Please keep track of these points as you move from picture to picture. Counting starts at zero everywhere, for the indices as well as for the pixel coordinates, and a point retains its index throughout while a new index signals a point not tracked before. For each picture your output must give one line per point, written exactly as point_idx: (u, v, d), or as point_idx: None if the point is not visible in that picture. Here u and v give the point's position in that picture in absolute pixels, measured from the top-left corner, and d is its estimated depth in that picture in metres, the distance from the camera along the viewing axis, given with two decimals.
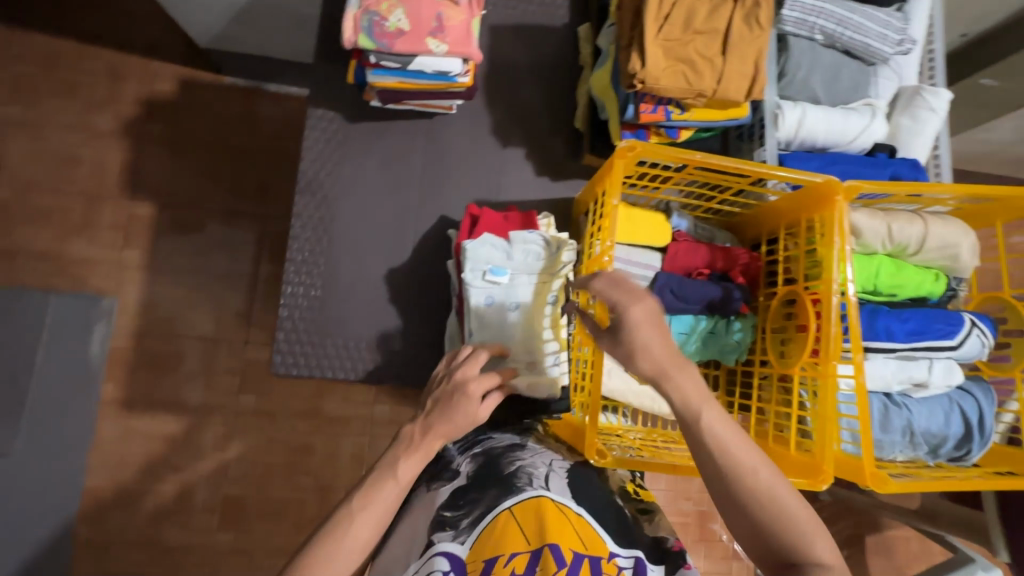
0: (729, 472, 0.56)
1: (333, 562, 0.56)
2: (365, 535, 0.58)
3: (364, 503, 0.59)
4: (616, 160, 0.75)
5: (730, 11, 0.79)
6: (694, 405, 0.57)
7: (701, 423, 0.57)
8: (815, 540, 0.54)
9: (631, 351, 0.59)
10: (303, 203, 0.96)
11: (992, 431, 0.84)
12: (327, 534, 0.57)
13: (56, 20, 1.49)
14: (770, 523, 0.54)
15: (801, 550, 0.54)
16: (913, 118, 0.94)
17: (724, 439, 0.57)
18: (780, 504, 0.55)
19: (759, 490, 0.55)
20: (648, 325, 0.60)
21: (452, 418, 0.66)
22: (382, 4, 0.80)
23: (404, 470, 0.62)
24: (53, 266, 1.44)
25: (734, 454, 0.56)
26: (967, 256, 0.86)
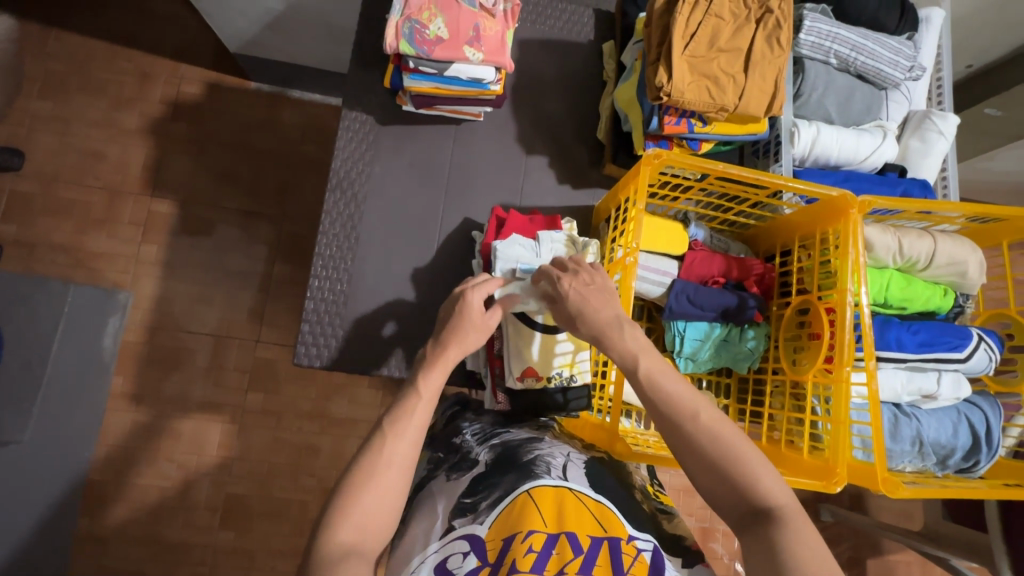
0: (678, 422, 0.60)
1: (378, 475, 0.60)
2: (402, 449, 0.62)
3: (396, 420, 0.64)
4: (642, 167, 0.79)
5: (752, 32, 0.83)
6: (637, 352, 0.64)
7: (640, 373, 0.63)
8: (762, 475, 0.57)
9: (581, 311, 0.69)
10: (333, 200, 0.99)
11: (999, 443, 0.86)
12: (367, 456, 0.61)
13: (91, 22, 1.54)
14: (717, 461, 0.58)
15: (749, 486, 0.57)
16: (922, 140, 0.98)
17: (666, 387, 0.62)
18: (723, 441, 0.58)
19: (705, 438, 0.59)
20: (590, 294, 0.70)
21: (460, 330, 0.73)
22: (424, 13, 0.84)
23: (426, 385, 0.68)
24: (71, 258, 1.47)
25: (676, 398, 0.62)
26: (974, 272, 0.89)
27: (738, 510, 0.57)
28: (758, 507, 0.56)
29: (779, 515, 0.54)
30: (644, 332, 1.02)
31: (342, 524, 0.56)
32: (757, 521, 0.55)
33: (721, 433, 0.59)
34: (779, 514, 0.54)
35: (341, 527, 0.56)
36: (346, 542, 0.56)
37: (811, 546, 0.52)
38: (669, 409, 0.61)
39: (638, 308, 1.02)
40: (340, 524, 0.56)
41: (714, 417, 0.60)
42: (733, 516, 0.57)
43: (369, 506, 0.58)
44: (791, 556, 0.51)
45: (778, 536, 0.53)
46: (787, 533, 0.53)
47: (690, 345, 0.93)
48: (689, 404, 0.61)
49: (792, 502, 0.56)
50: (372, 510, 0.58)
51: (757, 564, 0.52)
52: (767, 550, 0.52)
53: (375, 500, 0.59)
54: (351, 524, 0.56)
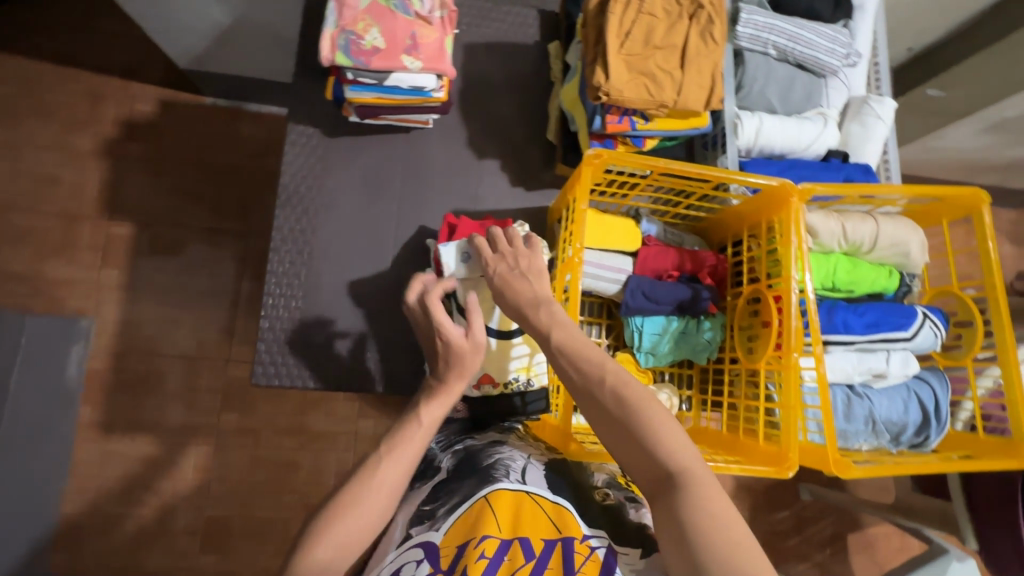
0: (586, 389, 0.62)
1: (362, 500, 0.59)
2: (392, 478, 0.61)
3: (393, 446, 0.64)
4: (583, 167, 0.79)
5: (685, 28, 0.84)
6: (547, 324, 0.66)
7: (552, 344, 0.65)
8: (667, 439, 0.58)
9: (503, 293, 0.72)
10: (284, 215, 0.98)
11: (948, 417, 0.88)
12: (356, 479, 0.61)
13: (36, 44, 1.50)
14: (624, 426, 0.59)
15: (655, 450, 0.57)
16: (862, 125, 1.00)
17: (577, 355, 0.63)
18: (627, 406, 0.59)
19: (610, 406, 0.60)
20: (513, 278, 0.73)
21: (450, 359, 0.72)
22: (358, 23, 0.84)
23: (426, 413, 0.68)
24: (31, 287, 1.43)
25: (585, 365, 0.63)
26: (916, 252, 0.91)
27: (648, 475, 0.57)
28: (663, 474, 0.56)
29: (682, 479, 0.55)
30: (604, 328, 1.02)
31: (319, 541, 0.56)
32: (665, 487, 0.56)
33: (628, 397, 0.60)
34: (682, 476, 0.55)
35: (319, 544, 0.56)
36: (322, 559, 0.56)
37: (709, 509, 0.53)
38: (579, 378, 0.62)
39: (594, 305, 1.02)
40: (319, 541, 0.56)
41: (620, 382, 0.61)
42: (643, 480, 0.58)
43: (351, 527, 0.58)
44: (690, 522, 0.52)
45: (679, 503, 0.54)
46: (686, 500, 0.53)
47: (648, 339, 0.94)
48: (597, 370, 0.62)
49: (697, 462, 0.57)
50: (353, 532, 0.58)
51: (665, 530, 0.54)
52: (671, 518, 0.53)
53: (357, 521, 0.58)
54: (327, 542, 0.56)
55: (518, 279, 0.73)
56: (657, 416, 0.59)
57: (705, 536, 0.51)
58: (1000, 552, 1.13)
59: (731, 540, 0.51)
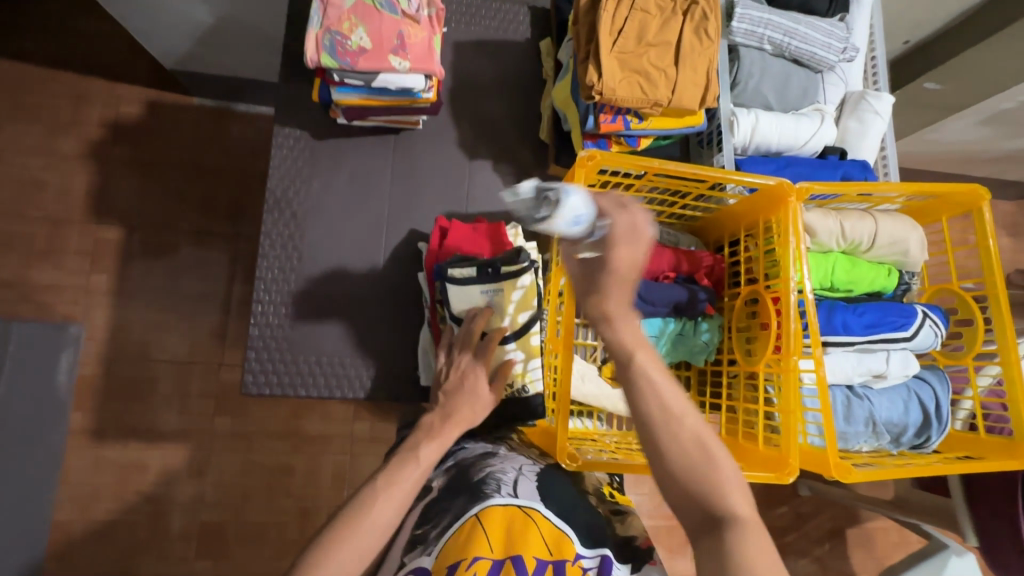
0: (660, 418, 0.56)
1: (357, 537, 0.57)
2: (386, 517, 0.59)
3: (389, 482, 0.62)
4: (576, 169, 0.77)
5: (679, 25, 0.82)
6: (633, 343, 0.58)
7: (636, 365, 0.57)
8: (732, 492, 0.54)
9: (596, 288, 0.59)
10: (272, 220, 0.96)
11: (949, 417, 0.87)
12: (350, 513, 0.59)
13: (18, 45, 1.47)
14: (696, 468, 0.54)
15: (720, 500, 0.53)
16: (860, 121, 0.98)
17: (660, 383, 0.57)
18: (702, 447, 0.55)
19: (682, 441, 0.55)
20: (617, 275, 0.58)
21: (466, 405, 0.74)
22: (344, 23, 0.81)
23: (425, 453, 0.67)
24: (18, 293, 1.41)
25: (665, 398, 0.57)
26: (916, 250, 0.90)
27: (704, 521, 0.53)
28: (720, 521, 0.52)
29: (743, 531, 0.51)
30: None
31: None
32: (718, 536, 0.51)
33: (708, 445, 0.55)
34: (741, 533, 0.51)
35: None
36: None
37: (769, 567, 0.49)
38: (658, 409, 0.56)
39: None
40: None
41: (698, 424, 0.56)
42: (695, 523, 0.54)
43: (345, 561, 0.56)
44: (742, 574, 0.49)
45: (736, 555, 0.50)
46: (746, 553, 0.50)
47: (645, 342, 0.92)
48: (677, 403, 0.57)
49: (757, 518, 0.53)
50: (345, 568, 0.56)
51: None
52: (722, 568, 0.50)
53: (350, 557, 0.56)
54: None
55: (612, 277, 0.58)
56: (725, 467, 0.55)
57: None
58: (998, 547, 1.13)
59: None
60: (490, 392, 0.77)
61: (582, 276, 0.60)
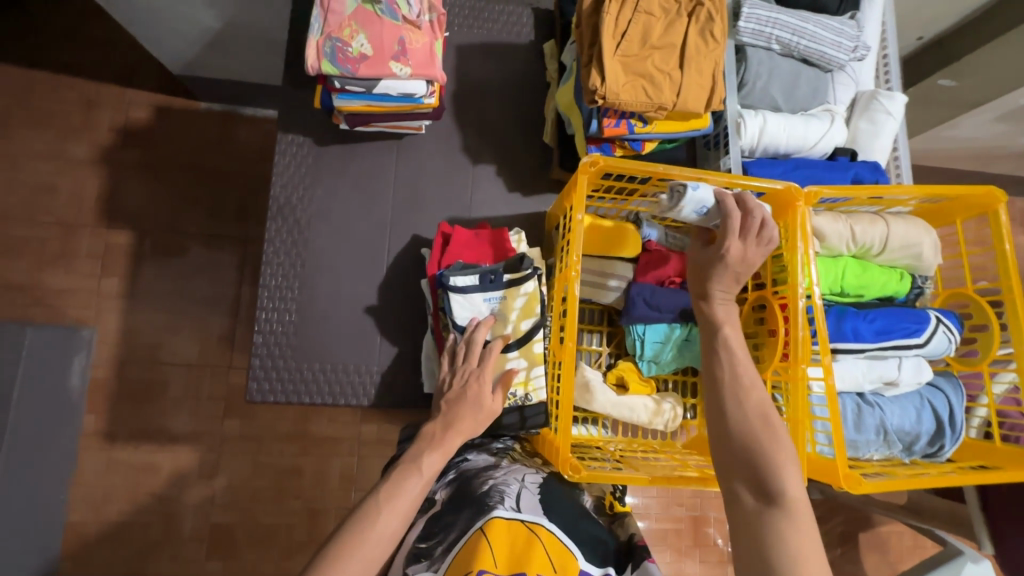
0: (733, 387, 0.67)
1: (360, 551, 0.57)
2: (391, 528, 0.60)
3: (391, 495, 0.62)
4: (579, 175, 0.76)
5: (684, 27, 0.80)
6: (724, 322, 0.72)
7: (720, 340, 0.71)
8: (784, 467, 0.59)
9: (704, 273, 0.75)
10: (276, 227, 0.96)
11: (963, 425, 0.85)
12: (353, 526, 0.59)
13: (29, 52, 1.49)
14: (751, 433, 0.63)
15: (770, 468, 0.60)
16: (871, 121, 0.96)
17: (738, 359, 0.69)
18: (767, 420, 0.64)
19: (748, 411, 0.65)
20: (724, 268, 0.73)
21: (467, 414, 0.73)
22: (344, 30, 0.81)
23: (427, 463, 0.67)
24: (32, 297, 1.43)
25: (740, 371, 0.68)
26: (929, 254, 0.87)
27: (748, 480, 0.60)
28: (767, 490, 0.59)
29: (786, 501, 0.57)
30: (605, 336, 1.00)
31: None
32: (763, 503, 0.58)
33: (771, 421, 0.63)
34: (784, 501, 0.57)
35: None
36: None
37: (802, 542, 0.55)
38: (731, 377, 0.68)
39: (593, 313, 0.99)
40: None
41: (763, 400, 0.65)
42: (746, 488, 0.60)
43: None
44: (774, 540, 0.55)
45: (774, 521, 0.56)
46: (785, 521, 0.56)
47: (650, 348, 0.91)
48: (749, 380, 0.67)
49: (802, 497, 0.58)
50: None
51: (747, 542, 0.57)
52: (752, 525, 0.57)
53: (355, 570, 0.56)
54: None
55: (724, 270, 0.73)
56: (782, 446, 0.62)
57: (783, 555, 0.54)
58: (1015, 555, 1.10)
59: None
60: (492, 401, 0.76)
61: (700, 266, 0.76)
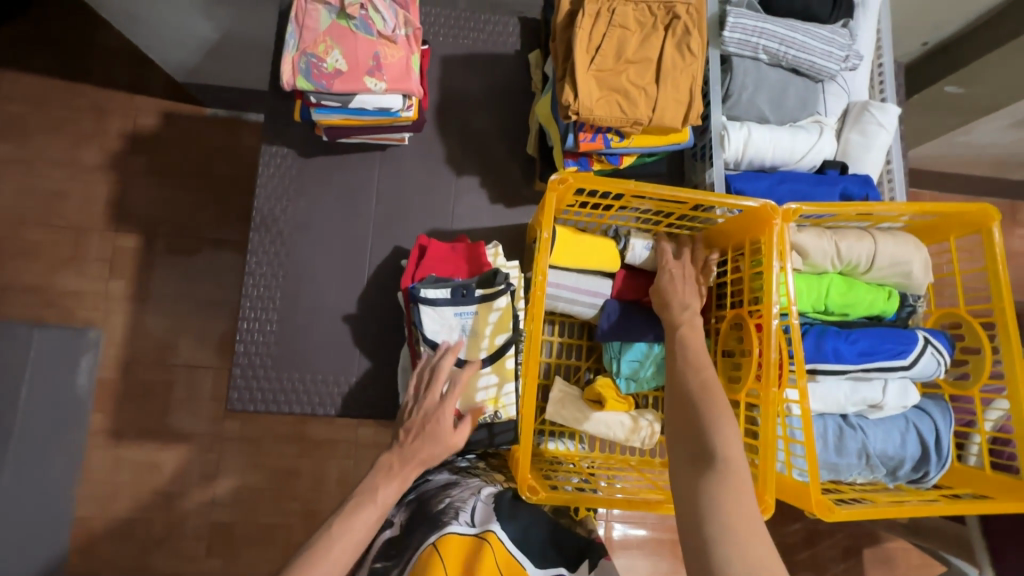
0: (682, 367, 0.70)
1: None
2: (343, 558, 0.60)
3: (343, 529, 0.62)
4: (548, 193, 0.75)
5: (661, 40, 0.79)
6: (677, 321, 0.76)
7: (676, 335, 0.74)
8: (723, 433, 0.61)
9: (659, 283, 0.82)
10: (258, 239, 0.97)
11: (950, 452, 0.82)
12: (307, 555, 0.59)
13: (43, 60, 1.53)
14: (692, 404, 0.65)
15: (709, 432, 0.62)
16: (863, 133, 0.92)
17: (691, 350, 0.72)
18: (711, 394, 0.66)
19: (693, 385, 0.67)
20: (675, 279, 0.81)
21: (427, 447, 0.70)
22: (319, 46, 0.81)
23: (382, 495, 0.65)
24: (43, 299, 1.48)
25: (692, 357, 0.71)
26: (919, 272, 0.84)
27: (689, 451, 0.62)
28: (705, 453, 0.60)
29: (721, 464, 0.59)
30: (584, 350, 0.99)
31: None
32: (701, 466, 0.60)
33: (714, 394, 0.66)
34: (720, 463, 0.59)
35: None
36: None
37: (737, 500, 0.56)
38: (682, 359, 0.71)
39: (573, 326, 0.99)
40: None
41: (710, 379, 0.68)
42: (687, 454, 0.62)
43: None
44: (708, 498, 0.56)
45: (708, 481, 0.58)
46: (718, 482, 0.57)
47: (628, 366, 0.91)
48: (698, 363, 0.70)
49: (739, 462, 0.59)
50: None
51: (685, 508, 0.58)
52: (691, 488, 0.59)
53: None
54: None
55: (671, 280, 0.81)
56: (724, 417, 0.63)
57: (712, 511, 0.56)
58: None
59: (751, 538, 0.53)
60: (454, 434, 0.73)
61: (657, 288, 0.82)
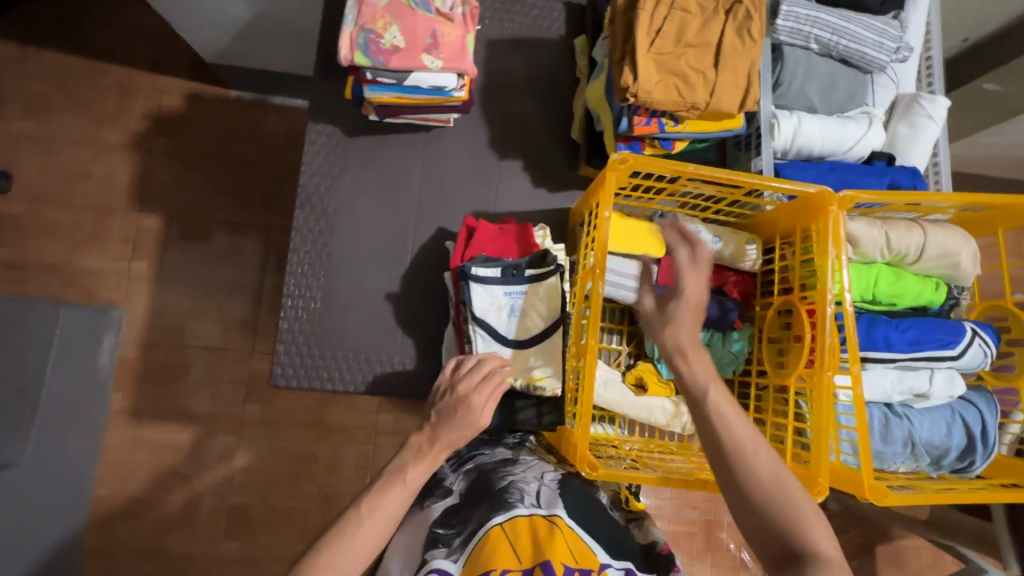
0: (731, 451, 0.61)
1: (338, 558, 0.56)
2: (372, 539, 0.58)
3: (373, 506, 0.60)
4: (608, 172, 0.75)
5: (721, 24, 0.79)
6: (704, 383, 0.66)
7: (709, 403, 0.64)
8: (810, 530, 0.56)
9: (666, 326, 0.74)
10: (303, 216, 0.97)
11: (996, 442, 0.82)
12: (337, 527, 0.58)
13: (68, 38, 1.52)
14: (763, 501, 0.58)
15: (794, 531, 0.56)
16: (911, 125, 0.93)
17: (731, 423, 0.62)
18: (780, 484, 0.58)
19: (755, 474, 0.59)
20: (681, 310, 0.74)
21: (457, 430, 0.70)
22: (378, 21, 0.81)
23: (412, 476, 0.64)
24: (64, 278, 1.47)
25: (739, 435, 0.62)
26: (967, 265, 0.85)
27: (776, 555, 0.56)
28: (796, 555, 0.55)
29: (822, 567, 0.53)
30: (625, 336, 0.99)
31: None
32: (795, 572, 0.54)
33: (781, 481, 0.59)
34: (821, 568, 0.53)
35: None
36: None
37: None
38: (727, 440, 0.62)
39: (614, 312, 0.99)
40: None
41: (773, 462, 0.60)
42: (773, 557, 0.56)
43: None
44: None
45: None
46: None
47: None
48: (751, 443, 0.61)
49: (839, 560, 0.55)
50: None
51: None
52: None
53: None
54: None
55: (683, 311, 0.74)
56: (800, 501, 0.58)
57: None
58: None
59: None
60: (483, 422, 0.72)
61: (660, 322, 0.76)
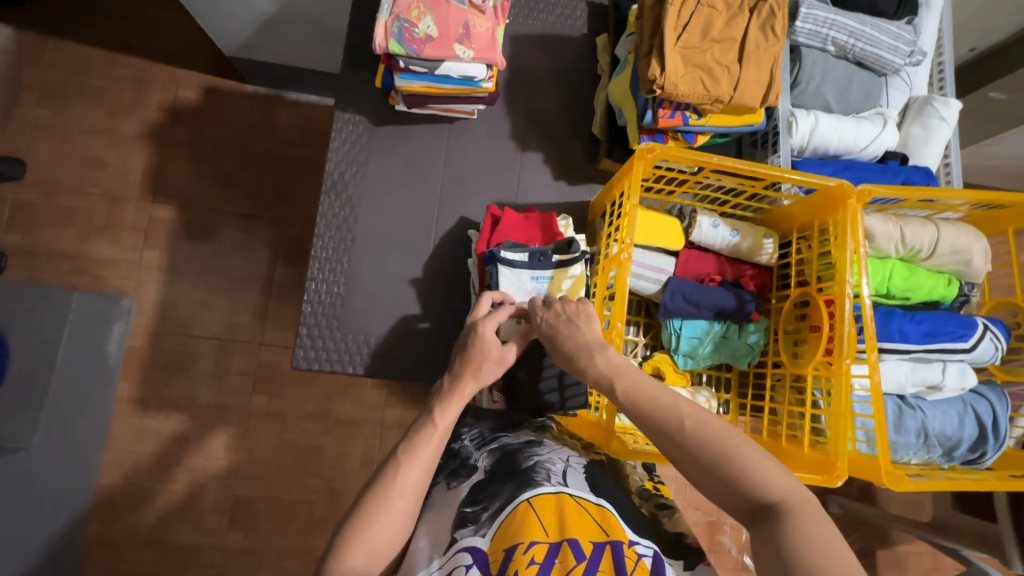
0: (658, 432, 0.62)
1: (387, 505, 0.61)
2: (413, 480, 0.63)
3: (409, 451, 0.65)
4: (636, 161, 0.77)
5: (745, 21, 0.82)
6: (612, 374, 0.66)
7: (620, 395, 0.65)
8: (754, 469, 0.58)
9: (562, 351, 0.71)
10: (328, 202, 0.98)
11: (1007, 433, 0.84)
12: (378, 485, 0.62)
13: (87, 30, 1.54)
14: (707, 463, 0.59)
15: (744, 478, 0.58)
16: (924, 127, 0.96)
17: (647, 404, 0.64)
18: (712, 440, 0.60)
19: (686, 440, 0.61)
20: (562, 325, 0.72)
21: (474, 363, 0.73)
22: (412, 11, 0.84)
23: (442, 418, 0.69)
24: (74, 265, 1.47)
25: (660, 411, 0.63)
26: (979, 261, 0.87)
27: (744, 507, 0.58)
28: (758, 504, 0.57)
29: (782, 508, 0.55)
30: (642, 327, 1.01)
31: (351, 550, 0.58)
32: (763, 518, 0.56)
33: (710, 434, 0.60)
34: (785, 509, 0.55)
35: (349, 553, 0.58)
36: (357, 567, 0.57)
37: (822, 532, 0.53)
38: (650, 421, 0.63)
39: (632, 304, 1.01)
40: (350, 550, 0.58)
41: (697, 418, 0.62)
42: (742, 510, 0.58)
43: (379, 532, 0.60)
44: (797, 547, 0.52)
45: (782, 529, 0.53)
46: (791, 526, 0.53)
47: (687, 343, 0.92)
48: (672, 414, 0.62)
49: (799, 493, 0.57)
50: (381, 538, 0.60)
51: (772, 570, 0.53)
52: (770, 541, 0.53)
53: (384, 527, 0.60)
54: (360, 550, 0.58)
55: (569, 333, 0.71)
56: (740, 447, 0.60)
57: (811, 558, 0.50)
58: None
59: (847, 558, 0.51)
60: (503, 351, 0.75)
61: (556, 346, 0.72)
